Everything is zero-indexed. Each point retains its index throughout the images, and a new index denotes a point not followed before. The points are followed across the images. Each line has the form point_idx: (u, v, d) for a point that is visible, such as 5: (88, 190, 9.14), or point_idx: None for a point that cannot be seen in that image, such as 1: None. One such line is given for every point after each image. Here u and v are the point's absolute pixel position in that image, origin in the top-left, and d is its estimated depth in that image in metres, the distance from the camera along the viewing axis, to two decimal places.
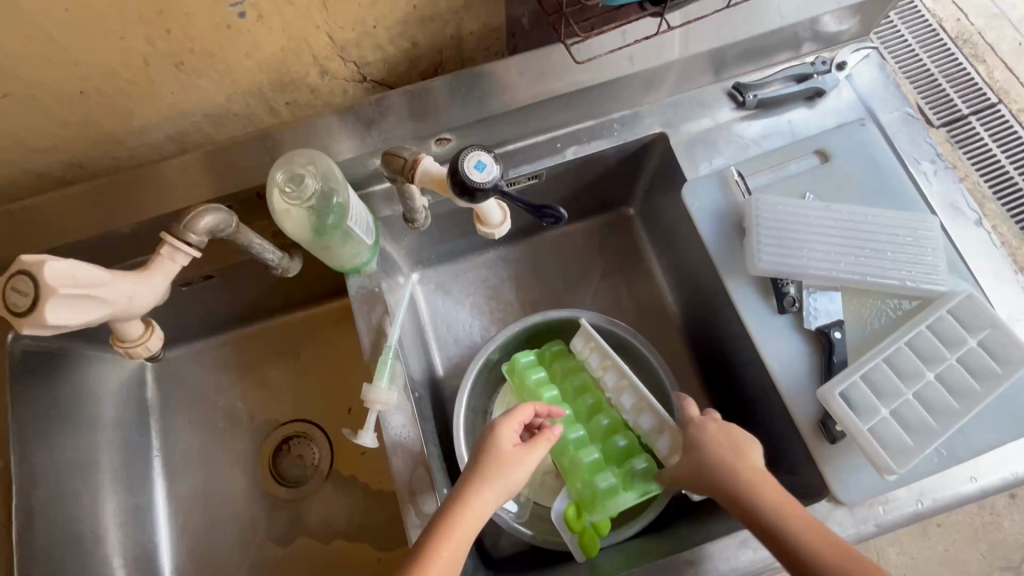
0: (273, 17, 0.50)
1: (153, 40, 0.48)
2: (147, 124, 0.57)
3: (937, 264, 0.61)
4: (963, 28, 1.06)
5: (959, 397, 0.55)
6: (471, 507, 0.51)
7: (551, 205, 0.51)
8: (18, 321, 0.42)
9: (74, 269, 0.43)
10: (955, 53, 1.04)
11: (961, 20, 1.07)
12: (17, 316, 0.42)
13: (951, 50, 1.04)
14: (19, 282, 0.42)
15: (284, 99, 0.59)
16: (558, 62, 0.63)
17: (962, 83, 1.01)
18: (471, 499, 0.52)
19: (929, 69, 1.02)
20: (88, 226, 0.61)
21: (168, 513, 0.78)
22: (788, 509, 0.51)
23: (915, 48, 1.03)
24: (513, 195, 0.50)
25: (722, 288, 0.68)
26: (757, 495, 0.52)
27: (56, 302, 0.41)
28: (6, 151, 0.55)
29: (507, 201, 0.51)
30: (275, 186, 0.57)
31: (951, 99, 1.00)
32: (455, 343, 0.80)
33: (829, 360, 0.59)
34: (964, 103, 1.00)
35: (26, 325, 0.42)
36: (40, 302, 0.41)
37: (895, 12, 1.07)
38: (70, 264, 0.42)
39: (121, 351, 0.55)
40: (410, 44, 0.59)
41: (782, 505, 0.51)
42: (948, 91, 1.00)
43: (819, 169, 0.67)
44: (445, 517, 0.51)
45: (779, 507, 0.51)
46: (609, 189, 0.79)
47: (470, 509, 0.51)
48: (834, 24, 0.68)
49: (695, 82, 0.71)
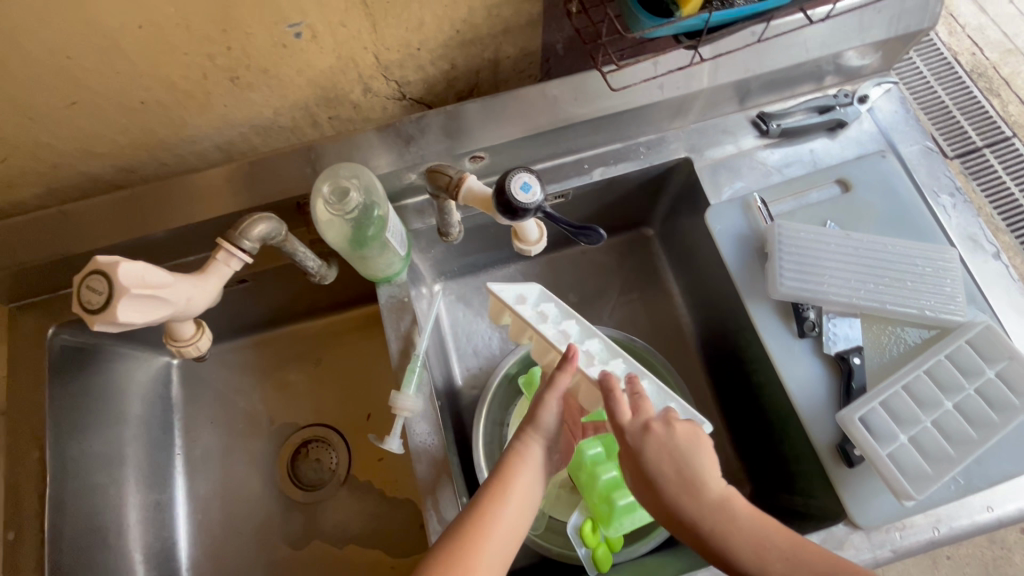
0: (326, 38, 0.52)
1: (214, 56, 0.51)
2: (198, 134, 0.59)
3: (955, 294, 0.62)
4: (978, 62, 1.09)
5: (977, 427, 0.56)
6: (523, 459, 0.52)
7: (591, 226, 0.54)
8: (88, 317, 0.44)
9: (145, 270, 0.45)
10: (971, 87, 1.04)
11: (976, 53, 1.09)
12: (88, 312, 0.44)
13: (967, 86, 1.04)
14: (93, 280, 0.44)
15: (326, 114, 0.62)
16: (594, 86, 0.64)
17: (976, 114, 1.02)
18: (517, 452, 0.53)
19: (944, 101, 1.02)
20: (134, 227, 0.64)
21: (188, 511, 0.79)
22: (762, 544, 0.47)
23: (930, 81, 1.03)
24: (555, 216, 0.53)
25: (742, 311, 0.69)
26: (732, 538, 0.47)
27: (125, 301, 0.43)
28: (63, 154, 0.58)
29: (550, 220, 0.53)
30: (320, 196, 0.59)
31: (965, 130, 1.00)
32: (475, 354, 0.81)
33: (848, 386, 0.60)
34: (979, 136, 1.00)
35: (95, 322, 0.44)
36: (112, 300, 0.43)
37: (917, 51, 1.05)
38: (141, 266, 0.45)
39: (171, 351, 0.57)
40: (450, 66, 0.61)
41: (758, 548, 0.47)
42: (962, 123, 1.01)
43: (841, 198, 0.69)
44: (497, 475, 0.52)
45: (754, 547, 0.47)
46: (631, 209, 0.82)
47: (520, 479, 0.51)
48: (856, 59, 0.70)
49: (720, 109, 0.73)
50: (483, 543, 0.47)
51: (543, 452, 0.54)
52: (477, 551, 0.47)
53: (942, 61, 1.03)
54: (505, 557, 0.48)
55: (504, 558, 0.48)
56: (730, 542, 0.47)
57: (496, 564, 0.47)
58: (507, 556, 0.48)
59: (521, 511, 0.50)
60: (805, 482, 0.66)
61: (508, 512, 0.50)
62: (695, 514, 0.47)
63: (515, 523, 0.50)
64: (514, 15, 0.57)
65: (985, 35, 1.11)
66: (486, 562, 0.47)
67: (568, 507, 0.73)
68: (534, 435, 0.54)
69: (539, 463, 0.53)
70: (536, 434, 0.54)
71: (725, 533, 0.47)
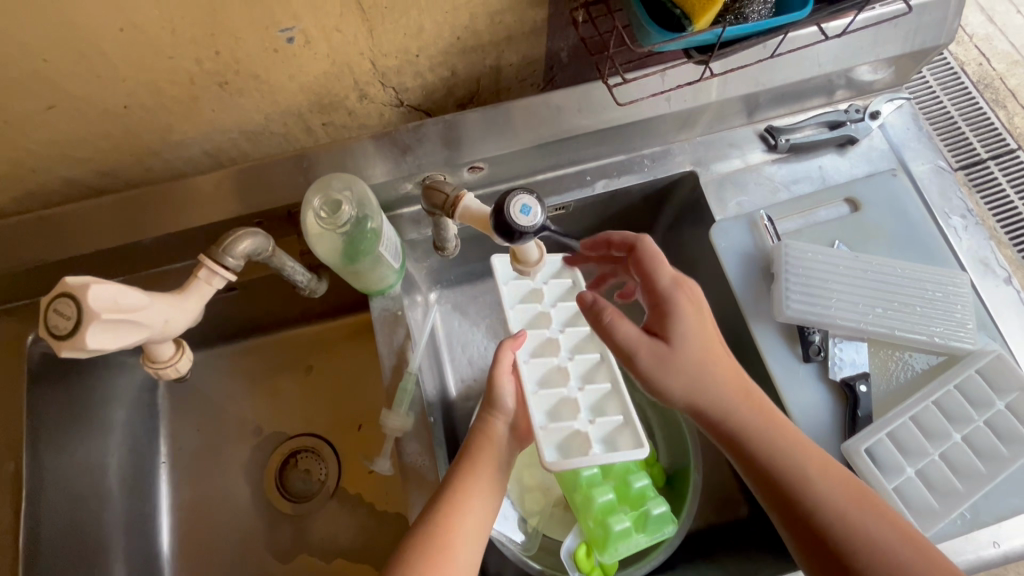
0: (320, 43, 0.50)
1: (201, 60, 0.49)
2: (185, 139, 0.57)
3: (966, 320, 0.60)
4: (984, 73, 1.07)
5: (985, 460, 0.55)
6: (490, 433, 0.57)
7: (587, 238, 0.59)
8: (56, 343, 0.42)
9: (117, 293, 0.43)
10: (976, 96, 0.88)
11: (983, 64, 1.07)
12: (57, 338, 0.42)
13: (971, 92, 0.88)
14: (61, 303, 0.42)
15: (320, 120, 0.59)
16: (599, 99, 0.62)
17: (982, 125, 0.86)
18: (485, 429, 0.57)
19: (948, 109, 0.86)
20: (120, 233, 0.61)
21: (173, 521, 0.77)
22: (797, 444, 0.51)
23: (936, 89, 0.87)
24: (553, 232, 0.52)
25: (746, 331, 0.67)
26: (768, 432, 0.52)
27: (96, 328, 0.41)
28: (42, 158, 0.55)
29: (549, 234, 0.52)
30: (310, 209, 0.57)
31: (969, 141, 0.85)
32: (469, 365, 0.78)
33: (853, 414, 0.58)
34: (983, 147, 0.84)
35: (65, 349, 0.41)
36: (82, 327, 0.41)
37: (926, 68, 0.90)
38: (113, 290, 0.42)
39: (150, 372, 0.55)
40: (449, 73, 0.59)
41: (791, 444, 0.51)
42: (966, 132, 0.85)
43: (850, 218, 0.67)
44: (468, 449, 0.56)
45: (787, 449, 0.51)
46: (634, 221, 0.79)
47: (486, 455, 0.56)
48: (868, 74, 0.68)
49: (728, 122, 0.71)
50: (459, 515, 0.52)
51: (506, 425, 0.58)
52: (453, 528, 0.52)
53: (955, 72, 0.89)
54: (480, 528, 0.53)
55: (479, 529, 0.53)
56: (779, 456, 0.51)
57: (471, 535, 0.52)
58: (482, 527, 0.53)
59: (489, 484, 0.55)
60: None
61: (479, 491, 0.54)
62: (739, 418, 0.52)
63: (486, 496, 0.54)
64: (518, 23, 0.55)
65: (992, 44, 1.09)
66: (463, 535, 0.52)
67: (562, 527, 0.71)
68: (492, 413, 0.58)
69: (503, 438, 0.57)
70: (497, 413, 0.58)
71: (770, 448, 0.51)
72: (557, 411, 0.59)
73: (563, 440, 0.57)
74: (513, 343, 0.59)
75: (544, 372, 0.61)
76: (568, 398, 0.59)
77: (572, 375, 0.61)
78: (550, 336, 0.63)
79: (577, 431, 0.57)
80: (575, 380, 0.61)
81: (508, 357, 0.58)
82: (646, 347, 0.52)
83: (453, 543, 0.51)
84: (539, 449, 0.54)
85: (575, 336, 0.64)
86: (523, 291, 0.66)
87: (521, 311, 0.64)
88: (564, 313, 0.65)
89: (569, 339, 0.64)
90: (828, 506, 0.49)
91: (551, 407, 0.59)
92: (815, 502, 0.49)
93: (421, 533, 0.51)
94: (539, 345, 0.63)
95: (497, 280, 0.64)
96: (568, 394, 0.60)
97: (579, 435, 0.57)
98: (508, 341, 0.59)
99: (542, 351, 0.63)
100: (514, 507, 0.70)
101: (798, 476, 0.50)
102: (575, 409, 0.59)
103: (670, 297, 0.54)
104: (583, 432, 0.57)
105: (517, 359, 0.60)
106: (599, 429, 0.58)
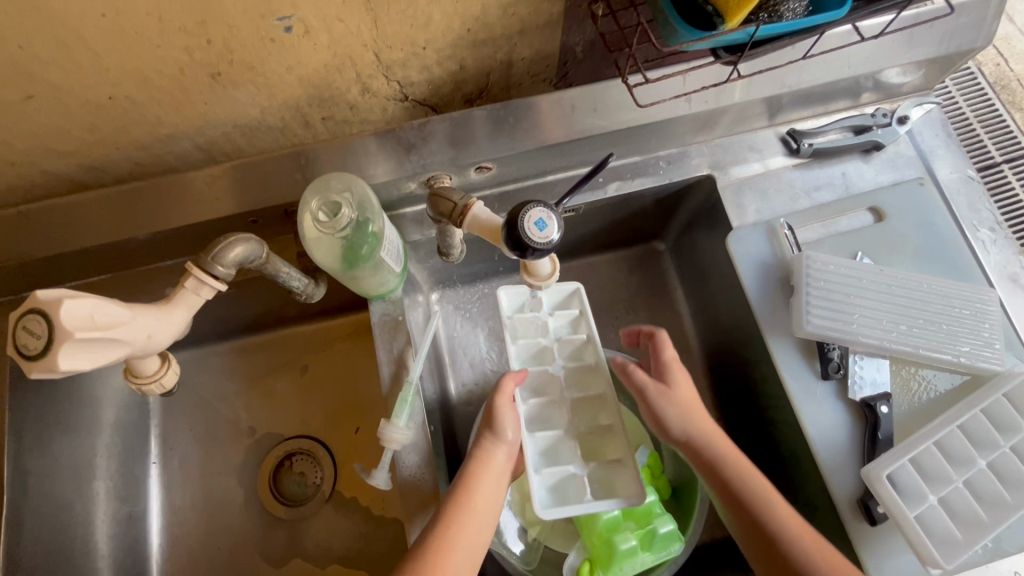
0: (321, 33, 0.47)
1: (191, 49, 0.45)
2: (176, 132, 0.54)
3: (993, 340, 0.58)
4: (1001, 73, 0.94)
5: (1012, 489, 0.51)
6: (490, 460, 0.55)
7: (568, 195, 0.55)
8: (26, 363, 0.39)
9: (94, 309, 0.40)
10: (994, 99, 0.83)
11: (1000, 64, 0.94)
12: (26, 358, 0.39)
13: (989, 96, 0.83)
14: (31, 320, 0.39)
15: (320, 115, 0.56)
16: (617, 98, 0.59)
17: (999, 129, 0.81)
18: (484, 455, 0.55)
19: (965, 113, 0.82)
20: (111, 229, 0.59)
21: (162, 524, 0.74)
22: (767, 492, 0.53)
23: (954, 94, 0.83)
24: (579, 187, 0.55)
25: (760, 343, 0.64)
26: (743, 477, 0.54)
27: (70, 348, 0.38)
28: (23, 150, 0.52)
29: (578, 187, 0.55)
30: (308, 211, 0.55)
31: (984, 144, 0.80)
32: (471, 369, 0.74)
33: (873, 436, 0.56)
34: (997, 151, 0.79)
35: (35, 370, 0.38)
36: (52, 347, 0.38)
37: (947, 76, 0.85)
38: (89, 304, 0.39)
39: (133, 387, 0.52)
40: (458, 66, 0.55)
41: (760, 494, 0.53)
42: (979, 135, 0.80)
43: (873, 228, 0.64)
44: (467, 472, 0.54)
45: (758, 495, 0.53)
46: (644, 223, 0.76)
47: (484, 482, 0.53)
48: (897, 76, 0.64)
49: (748, 124, 0.68)
50: (448, 553, 0.49)
51: (508, 452, 0.56)
52: (445, 563, 0.49)
53: (974, 75, 0.84)
54: (471, 565, 0.50)
55: (472, 563, 0.50)
56: (738, 478, 0.54)
57: (464, 571, 0.49)
58: (473, 563, 0.50)
59: (487, 517, 0.52)
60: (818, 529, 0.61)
61: (473, 527, 0.51)
62: (708, 445, 0.56)
63: (479, 529, 0.52)
64: (532, 15, 0.51)
65: (1011, 45, 0.96)
66: (454, 573, 0.48)
67: (563, 538, 0.68)
68: (495, 440, 0.56)
69: (501, 466, 0.55)
70: (498, 442, 0.55)
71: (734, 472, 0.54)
72: (552, 453, 0.59)
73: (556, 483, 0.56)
74: (517, 377, 0.60)
75: (540, 412, 0.61)
76: (565, 439, 0.59)
77: (572, 416, 0.60)
78: (552, 371, 0.62)
79: (573, 475, 0.57)
80: (575, 422, 0.60)
81: (511, 389, 0.59)
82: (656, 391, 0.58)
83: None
84: (534, 495, 0.53)
85: (578, 371, 0.63)
86: (525, 328, 0.64)
87: (522, 347, 0.63)
88: (567, 347, 0.64)
89: (569, 376, 0.62)
90: (781, 524, 0.52)
91: (549, 446, 0.59)
92: (771, 518, 0.52)
93: (411, 569, 0.48)
94: (540, 380, 0.62)
95: (502, 312, 0.64)
96: (566, 436, 0.59)
97: (573, 479, 0.56)
98: (512, 375, 0.59)
99: (541, 388, 0.62)
100: (515, 518, 0.68)
101: (754, 493, 0.53)
102: (572, 452, 0.58)
103: (670, 369, 0.60)
104: (579, 477, 0.56)
105: (516, 396, 0.60)
106: (594, 474, 0.57)
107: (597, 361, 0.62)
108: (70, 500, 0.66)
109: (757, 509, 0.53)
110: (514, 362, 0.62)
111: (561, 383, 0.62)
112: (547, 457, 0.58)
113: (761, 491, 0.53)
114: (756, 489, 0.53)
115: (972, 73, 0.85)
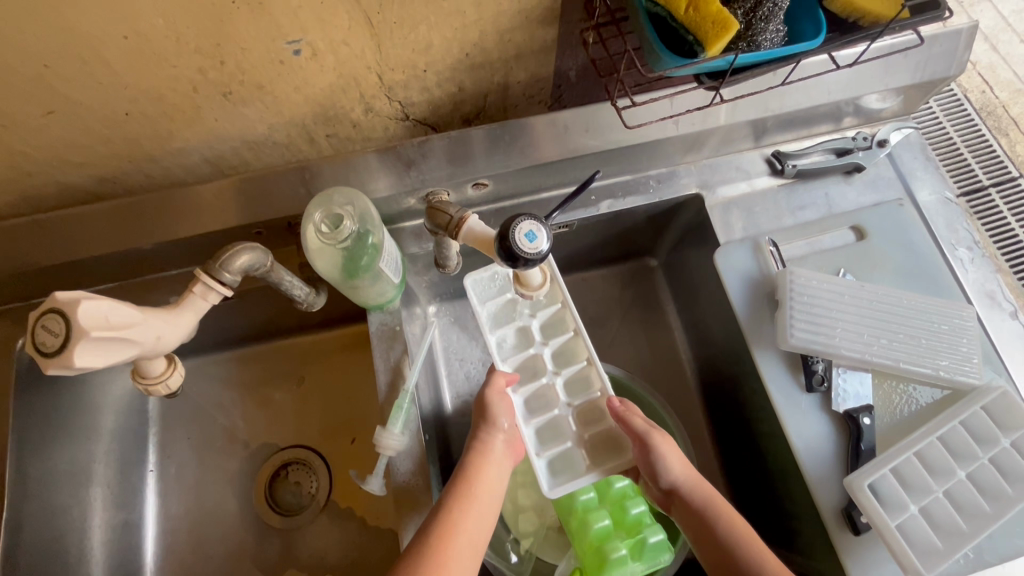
0: (327, 56, 0.50)
1: (205, 70, 0.48)
2: (186, 146, 0.56)
3: (971, 354, 0.59)
4: (987, 101, 0.97)
5: (989, 499, 0.53)
6: (490, 453, 0.57)
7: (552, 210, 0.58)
8: (43, 360, 0.40)
9: (109, 309, 0.42)
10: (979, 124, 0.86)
11: (986, 92, 0.97)
12: (42, 354, 0.40)
13: (975, 121, 0.86)
14: (49, 319, 0.41)
15: (324, 132, 0.59)
16: (607, 119, 0.62)
17: (984, 153, 0.84)
18: (487, 452, 0.57)
19: (951, 136, 0.84)
20: (118, 240, 0.61)
21: (157, 531, 0.75)
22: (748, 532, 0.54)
23: (940, 118, 0.86)
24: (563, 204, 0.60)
25: (746, 357, 0.66)
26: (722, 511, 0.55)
27: (85, 346, 0.40)
28: (38, 163, 0.54)
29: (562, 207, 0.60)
30: (312, 223, 0.57)
31: (970, 167, 0.82)
32: (466, 380, 0.76)
33: (856, 447, 0.57)
34: (984, 173, 0.82)
35: (51, 366, 0.40)
36: (70, 343, 0.40)
37: (933, 99, 0.88)
38: (106, 305, 0.42)
39: (139, 388, 0.54)
40: (457, 88, 0.58)
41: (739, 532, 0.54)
42: (965, 158, 0.83)
43: (855, 245, 0.66)
44: (468, 467, 0.56)
45: (739, 530, 0.54)
46: (637, 240, 0.79)
47: (484, 476, 0.56)
48: (877, 102, 0.67)
49: (735, 145, 0.71)
50: (451, 543, 0.50)
51: (503, 442, 0.59)
52: (447, 550, 0.50)
53: (958, 100, 0.87)
54: (472, 553, 0.51)
55: (473, 551, 0.51)
56: (721, 514, 0.55)
57: (467, 555, 0.51)
58: (475, 551, 0.52)
59: (491, 512, 0.55)
60: (804, 541, 0.62)
61: (475, 519, 0.53)
62: (702, 494, 0.56)
63: (481, 519, 0.54)
64: (527, 42, 0.54)
65: (995, 73, 0.99)
66: (457, 561, 0.50)
67: (557, 549, 0.68)
68: (491, 430, 0.58)
69: (500, 455, 0.58)
70: (494, 431, 0.58)
71: (724, 523, 0.54)
72: (552, 429, 0.60)
73: (560, 458, 0.58)
74: (507, 373, 0.61)
75: (530, 396, 0.62)
76: (560, 415, 0.60)
77: (562, 389, 0.61)
78: (535, 353, 0.63)
79: (572, 448, 0.59)
80: (565, 396, 0.61)
81: (502, 383, 0.60)
82: (658, 435, 0.57)
83: (450, 565, 0.49)
84: (539, 478, 0.55)
85: (557, 343, 0.63)
86: (502, 310, 0.65)
87: (502, 334, 0.64)
88: (544, 319, 0.64)
89: (553, 348, 0.63)
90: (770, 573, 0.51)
91: (544, 427, 0.60)
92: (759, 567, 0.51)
93: (414, 557, 0.49)
94: (523, 363, 0.63)
95: (475, 308, 0.62)
96: (559, 412, 0.60)
97: (578, 450, 0.59)
98: (499, 371, 0.61)
99: (528, 372, 0.63)
100: (506, 528, 0.69)
101: (739, 535, 0.54)
102: (567, 426, 0.60)
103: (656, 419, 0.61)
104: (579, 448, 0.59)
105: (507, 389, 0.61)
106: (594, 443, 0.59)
107: (576, 328, 0.62)
108: (67, 505, 0.67)
109: (744, 558, 0.52)
110: (495, 354, 0.63)
111: (545, 360, 0.62)
112: (547, 435, 0.60)
113: (745, 530, 0.54)
114: (740, 531, 0.54)
115: (957, 99, 0.88)
